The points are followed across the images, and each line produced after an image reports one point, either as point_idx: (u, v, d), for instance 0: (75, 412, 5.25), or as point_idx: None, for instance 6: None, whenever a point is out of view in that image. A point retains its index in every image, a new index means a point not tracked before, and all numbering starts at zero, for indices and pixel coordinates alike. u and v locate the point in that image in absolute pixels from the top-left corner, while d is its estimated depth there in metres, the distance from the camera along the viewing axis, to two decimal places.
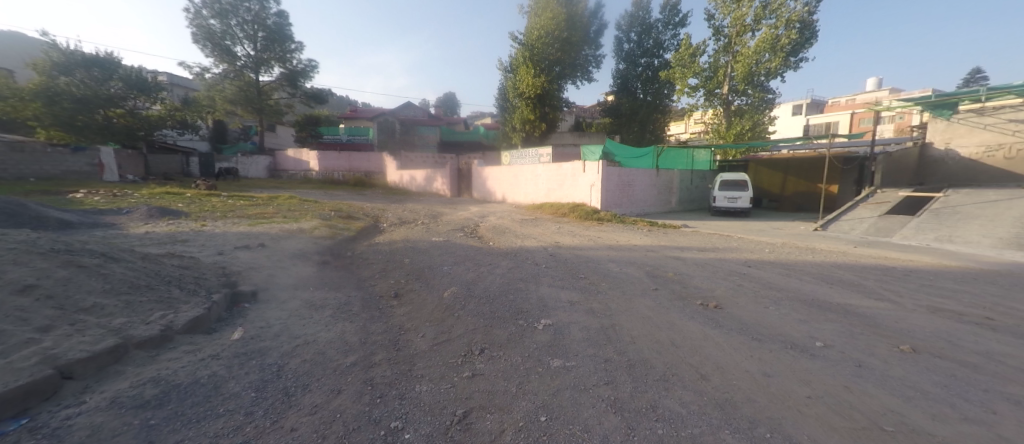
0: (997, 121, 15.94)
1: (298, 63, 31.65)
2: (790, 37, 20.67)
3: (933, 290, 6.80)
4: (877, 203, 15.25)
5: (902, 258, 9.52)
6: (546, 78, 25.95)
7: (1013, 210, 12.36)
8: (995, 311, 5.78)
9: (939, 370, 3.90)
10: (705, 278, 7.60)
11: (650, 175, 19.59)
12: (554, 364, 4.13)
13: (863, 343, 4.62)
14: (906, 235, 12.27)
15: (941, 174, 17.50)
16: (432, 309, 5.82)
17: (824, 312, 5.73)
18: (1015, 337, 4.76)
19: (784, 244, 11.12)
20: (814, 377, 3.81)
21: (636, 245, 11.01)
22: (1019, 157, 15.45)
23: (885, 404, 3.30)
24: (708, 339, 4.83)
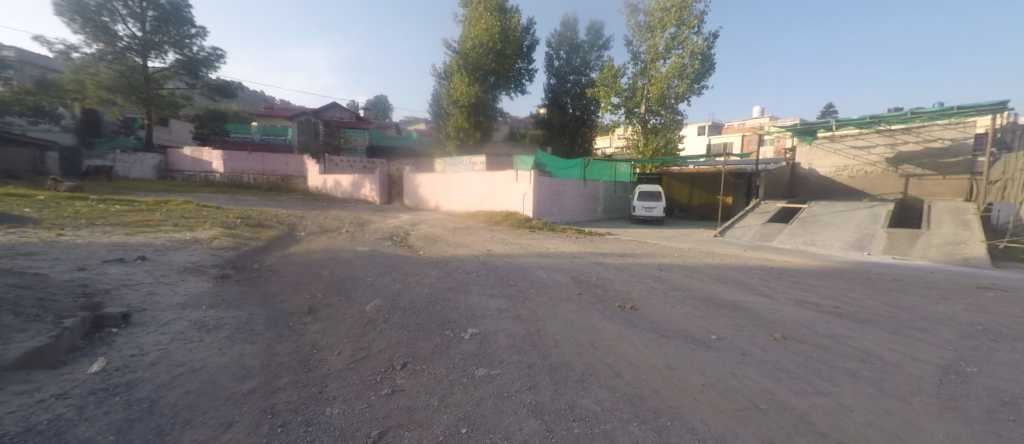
0: (842, 147, 19.42)
1: (199, 51, 28.34)
2: (694, 67, 23.14)
3: (801, 286, 8.02)
4: (762, 212, 17.65)
5: (780, 259, 11.11)
6: (480, 88, 26.18)
7: (855, 218, 15.11)
8: (843, 301, 6.97)
9: (802, 353, 4.59)
10: (625, 282, 8.12)
11: (577, 185, 20.57)
12: (478, 374, 4.13)
13: (748, 334, 5.28)
14: (782, 240, 14.33)
15: (807, 189, 20.60)
16: (351, 324, 5.50)
17: (719, 308, 6.45)
18: (854, 322, 5.78)
19: (690, 249, 12.37)
20: (708, 367, 4.27)
21: (563, 252, 11.43)
22: (860, 176, 19.02)
23: (761, 385, 3.80)
24: (619, 338, 5.18)
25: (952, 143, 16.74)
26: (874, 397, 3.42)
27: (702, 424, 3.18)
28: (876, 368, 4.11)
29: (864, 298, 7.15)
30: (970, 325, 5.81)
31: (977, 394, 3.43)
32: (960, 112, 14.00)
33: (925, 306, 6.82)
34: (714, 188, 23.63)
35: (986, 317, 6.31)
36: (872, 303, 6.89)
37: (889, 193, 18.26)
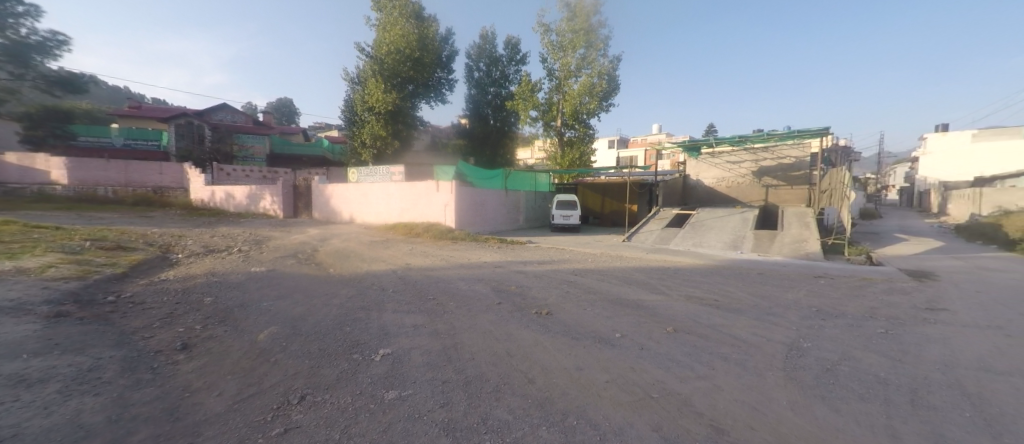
0: (720, 162, 22.53)
1: (29, 32, 22.50)
2: (603, 85, 24.92)
3: (691, 283, 9.05)
4: (661, 219, 19.61)
5: (676, 260, 12.44)
6: (398, 95, 25.11)
7: (732, 222, 17.57)
8: (722, 295, 8.01)
9: (689, 343, 5.16)
10: (541, 289, 8.38)
11: (499, 195, 20.75)
12: (387, 397, 3.91)
13: (646, 330, 5.79)
14: (678, 242, 16.06)
15: (696, 198, 23.38)
16: (238, 358, 4.84)
17: (624, 308, 6.97)
18: (730, 312, 6.67)
19: (602, 254, 13.21)
20: (611, 364, 4.58)
21: (483, 262, 11.42)
22: (734, 186, 22.17)
23: (655, 376, 4.18)
24: (531, 345, 5.31)
25: (796, 160, 20.53)
26: (739, 375, 3.96)
27: (603, 419, 3.38)
28: (742, 349, 4.78)
29: (738, 291, 8.30)
30: (810, 308, 7.09)
31: (810, 364, 4.17)
32: (802, 135, 17.14)
33: (781, 295, 8.14)
34: (620, 197, 25.61)
35: (822, 301, 7.73)
36: (744, 294, 8.04)
37: (756, 200, 21.63)
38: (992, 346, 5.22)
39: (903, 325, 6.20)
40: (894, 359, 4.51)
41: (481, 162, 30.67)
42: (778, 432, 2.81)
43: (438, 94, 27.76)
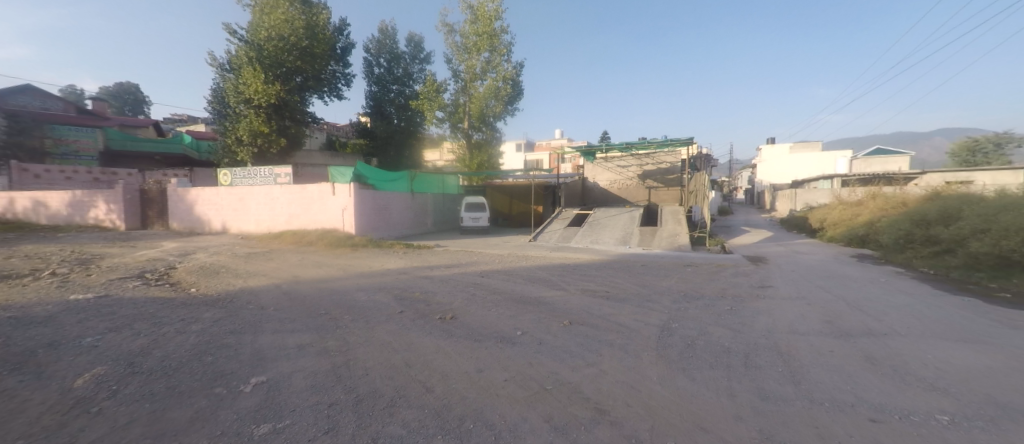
0: (612, 166, 24.62)
1: None
2: (507, 90, 25.10)
3: (586, 277, 9.64)
4: (563, 218, 20.65)
5: (574, 256, 13.17)
6: (282, 88, 21.42)
7: (623, 219, 19.27)
8: (613, 286, 8.68)
9: (583, 333, 5.46)
10: (445, 293, 8.15)
11: (405, 198, 19.66)
12: (258, 433, 3.34)
13: (546, 325, 5.97)
14: (578, 240, 17.06)
15: (593, 199, 25.16)
16: (41, 413, 3.72)
17: (526, 305, 7.11)
18: (618, 302, 7.24)
19: (509, 254, 13.36)
20: (511, 362, 4.61)
21: (384, 270, 10.67)
22: (624, 188, 24.41)
23: (550, 368, 4.32)
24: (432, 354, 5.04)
25: (671, 165, 23.41)
26: (620, 358, 4.30)
27: (499, 418, 3.36)
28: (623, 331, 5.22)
29: (627, 282, 9.08)
30: (680, 292, 8.08)
31: (676, 342, 4.70)
32: (675, 143, 19.60)
33: (659, 283, 9.13)
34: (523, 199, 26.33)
35: (691, 286, 8.86)
36: (629, 284, 8.84)
37: (641, 201, 24.06)
38: (802, 313, 6.53)
39: (746, 302, 7.42)
40: (738, 331, 5.35)
41: (383, 164, 28.68)
42: (649, 398, 3.11)
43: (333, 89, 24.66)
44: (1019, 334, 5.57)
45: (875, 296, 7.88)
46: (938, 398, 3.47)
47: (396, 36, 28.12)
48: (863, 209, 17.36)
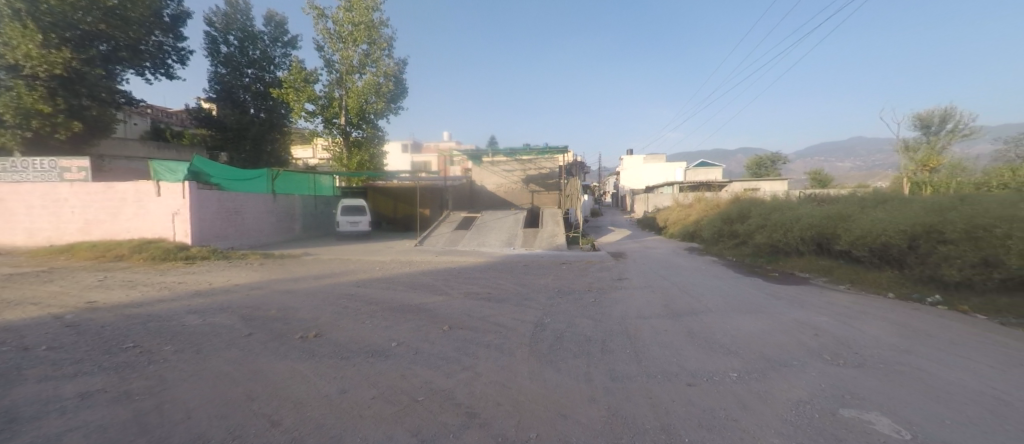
0: (496, 170, 24.85)
1: None
2: (389, 87, 23.70)
3: (469, 279, 9.62)
4: (449, 221, 20.45)
5: (459, 259, 13.01)
6: (77, 56, 15.87)
7: (507, 221, 19.83)
8: (494, 287, 8.83)
9: (459, 338, 5.43)
10: (311, 307, 7.29)
11: (265, 200, 17.28)
12: None
13: (422, 332, 5.78)
14: (464, 243, 16.99)
15: (480, 203, 25.24)
16: None
17: (404, 314, 6.78)
18: (497, 302, 7.39)
19: (389, 261, 12.58)
20: (381, 376, 4.31)
21: (234, 286, 9.03)
22: (510, 191, 24.86)
23: (423, 377, 4.17)
24: (289, 371, 4.40)
25: (550, 170, 24.51)
26: (495, 354, 4.41)
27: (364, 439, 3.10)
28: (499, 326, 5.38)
29: (507, 282, 9.33)
30: (554, 289, 8.67)
31: (545, 335, 5.01)
32: (551, 150, 21.03)
33: (537, 281, 9.60)
34: (406, 202, 25.29)
35: (564, 282, 9.54)
36: (508, 284, 9.10)
37: (525, 204, 24.83)
38: (649, 300, 7.59)
39: (608, 294, 8.30)
40: (597, 321, 5.98)
41: (237, 160, 24.69)
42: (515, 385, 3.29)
43: (160, 65, 20.06)
44: (786, 303, 7.39)
45: (699, 282, 9.61)
46: (734, 360, 4.41)
47: (249, 12, 24.30)
48: (691, 210, 20.94)
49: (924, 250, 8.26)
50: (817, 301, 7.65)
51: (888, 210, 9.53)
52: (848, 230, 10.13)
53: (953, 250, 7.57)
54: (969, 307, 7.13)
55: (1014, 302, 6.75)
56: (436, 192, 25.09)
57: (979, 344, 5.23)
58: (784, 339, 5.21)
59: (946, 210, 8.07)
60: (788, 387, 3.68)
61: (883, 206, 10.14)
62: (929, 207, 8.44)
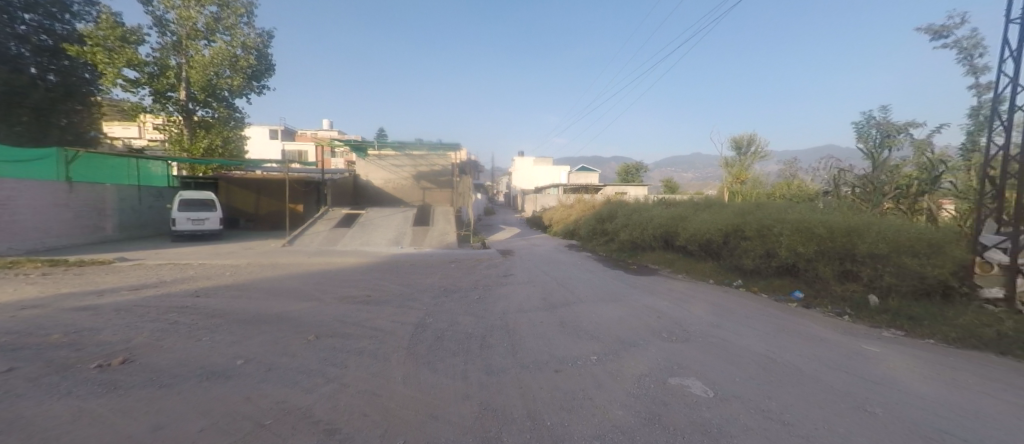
0: (386, 164, 23.67)
1: None
2: (248, 61, 20.11)
3: (346, 279, 8.80)
4: (328, 219, 18.73)
5: (336, 260, 11.81)
6: None
7: (396, 219, 18.82)
8: (374, 286, 8.22)
9: None
10: (136, 310, 5.87)
11: (56, 190, 13.53)
12: None
13: None
14: (345, 243, 15.69)
15: (365, 198, 23.74)
16: None
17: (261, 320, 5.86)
18: (376, 300, 6.89)
19: (247, 265, 10.84)
20: None
21: (5, 301, 6.71)
22: (400, 188, 23.82)
23: None
24: (87, 373, 3.27)
25: (443, 168, 23.73)
26: (369, 348, 4.12)
27: None
28: (377, 325, 5.07)
29: (389, 282, 8.79)
30: (439, 289, 8.46)
31: (426, 335, 4.89)
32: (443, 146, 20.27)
33: (423, 281, 9.31)
34: (275, 195, 22.38)
35: (450, 281, 9.43)
36: (392, 284, 8.64)
37: (416, 201, 23.93)
38: (530, 295, 7.97)
39: (493, 290, 8.47)
40: (479, 318, 6.05)
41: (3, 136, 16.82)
42: (387, 388, 3.13)
43: None
44: (641, 292, 8.46)
45: (575, 276, 10.42)
46: (596, 344, 4.90)
47: None
48: (571, 210, 22.60)
49: (731, 244, 10.24)
50: (664, 289, 8.94)
51: (711, 212, 11.56)
52: (684, 229, 12.02)
53: (749, 245, 9.57)
54: (758, 288, 9.13)
55: (785, 283, 8.81)
56: (313, 185, 22.66)
57: (768, 317, 6.71)
58: (637, 323, 5.98)
59: (745, 215, 10.17)
60: (635, 365, 4.25)
61: (710, 209, 12.24)
62: (738, 212, 10.56)
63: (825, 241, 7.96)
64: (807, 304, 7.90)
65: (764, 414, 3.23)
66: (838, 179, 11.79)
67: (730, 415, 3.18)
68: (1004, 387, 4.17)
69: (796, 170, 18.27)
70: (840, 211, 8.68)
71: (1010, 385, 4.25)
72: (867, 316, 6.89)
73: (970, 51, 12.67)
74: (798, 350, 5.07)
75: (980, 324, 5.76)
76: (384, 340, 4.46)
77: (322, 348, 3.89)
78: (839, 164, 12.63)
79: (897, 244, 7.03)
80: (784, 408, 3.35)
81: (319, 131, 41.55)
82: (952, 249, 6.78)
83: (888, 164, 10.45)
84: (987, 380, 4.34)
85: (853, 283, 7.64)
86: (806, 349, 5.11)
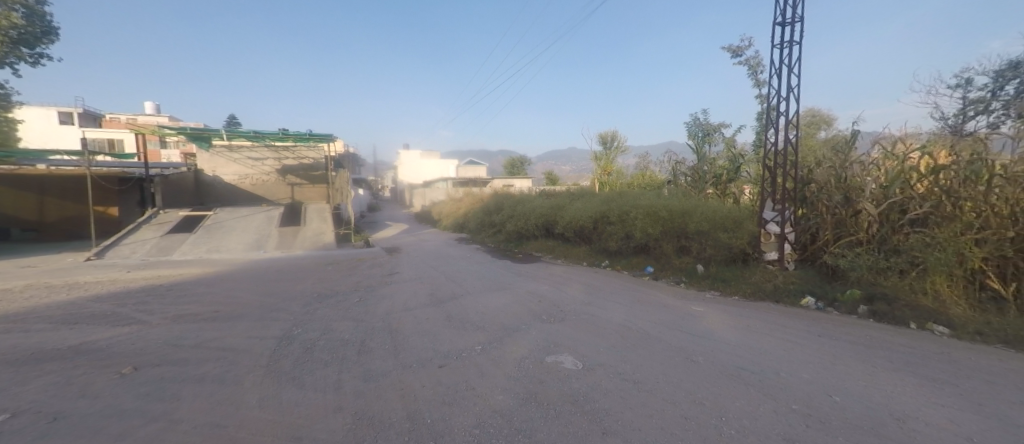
0: (240, 157, 20.51)
1: None
2: (10, 21, 14.43)
3: (186, 293, 7.33)
4: (160, 223, 15.43)
5: (172, 273, 9.74)
6: None
7: (257, 221, 16.36)
8: (225, 299, 7.01)
9: None
10: None
11: None
12: None
13: None
14: (185, 251, 13.07)
15: (213, 196, 20.20)
16: None
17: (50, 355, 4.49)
18: (226, 314, 5.86)
19: (27, 287, 8.21)
20: None
21: None
22: (259, 184, 20.82)
23: None
24: None
25: (314, 161, 21.39)
26: (213, 373, 3.47)
27: None
28: (228, 344, 4.33)
29: (245, 293, 7.58)
30: (310, 295, 7.61)
31: (292, 348, 4.35)
32: (313, 138, 18.24)
33: (291, 287, 8.30)
34: (75, 195, 17.50)
35: (325, 285, 8.59)
36: (250, 294, 7.50)
37: (283, 199, 21.17)
38: (416, 291, 7.72)
39: (375, 291, 7.97)
40: (359, 321, 5.64)
41: None
42: (237, 415, 2.69)
43: None
44: (525, 279, 8.86)
45: (462, 269, 10.43)
46: (481, 334, 4.96)
47: None
48: (460, 204, 22.59)
49: (600, 229, 11.38)
50: (545, 274, 9.52)
51: (583, 201, 12.63)
52: (562, 218, 12.94)
53: (613, 229, 10.75)
54: (620, 267, 10.31)
55: (641, 259, 10.08)
56: (135, 182, 18.31)
57: (630, 292, 7.63)
58: (520, 309, 6.23)
59: (610, 203, 11.36)
60: (516, 349, 4.42)
61: (583, 198, 13.34)
62: (603, 200, 11.77)
63: (666, 221, 9.41)
64: (656, 276, 9.22)
65: (623, 377, 3.65)
66: (675, 170, 13.73)
67: (595, 382, 3.53)
68: (786, 329, 5.43)
69: (647, 162, 20.90)
70: (678, 196, 10.22)
71: (790, 326, 5.55)
72: (696, 282, 8.35)
73: (756, 68, 16.13)
74: (652, 317, 5.86)
75: (766, 280, 7.47)
76: (235, 360, 3.83)
77: (146, 381, 3.17)
78: (676, 156, 14.73)
79: (716, 221, 8.71)
80: (638, 370, 3.83)
81: (145, 117, 33.79)
82: (748, 224, 8.54)
83: (708, 157, 12.65)
84: (777, 325, 5.61)
85: (687, 255, 9.16)
86: (658, 316, 5.95)
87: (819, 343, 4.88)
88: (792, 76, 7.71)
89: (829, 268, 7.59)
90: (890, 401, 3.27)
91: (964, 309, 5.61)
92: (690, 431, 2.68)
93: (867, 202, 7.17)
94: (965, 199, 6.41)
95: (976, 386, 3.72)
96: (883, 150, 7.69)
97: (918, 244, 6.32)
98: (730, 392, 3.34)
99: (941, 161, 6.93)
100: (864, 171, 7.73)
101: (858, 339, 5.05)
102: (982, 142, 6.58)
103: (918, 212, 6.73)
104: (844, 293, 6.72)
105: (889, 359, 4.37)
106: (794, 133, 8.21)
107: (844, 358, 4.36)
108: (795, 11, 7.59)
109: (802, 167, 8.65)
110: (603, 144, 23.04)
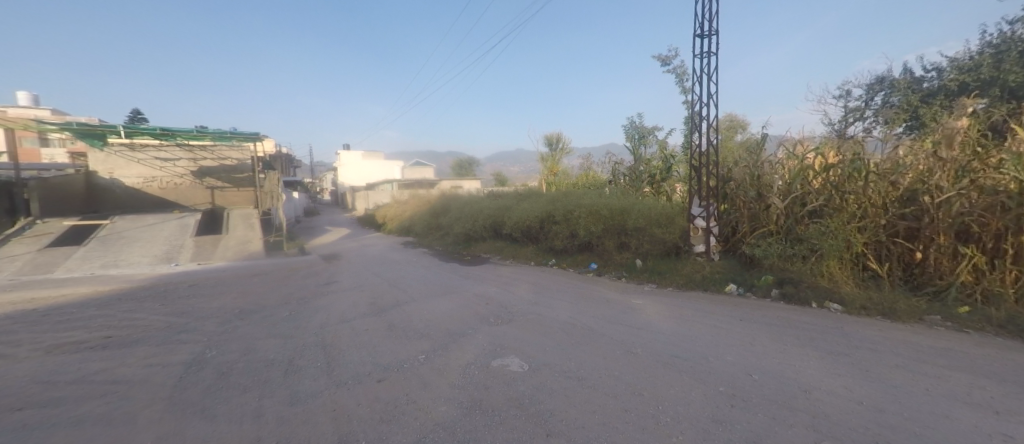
0: (145, 157, 18.21)
1: None
2: None
3: (66, 318, 6.26)
4: (36, 236, 13.23)
5: (52, 293, 8.35)
6: None
7: (165, 229, 14.54)
8: (123, 321, 6.12)
9: None
10: None
11: None
12: None
13: None
14: (70, 268, 11.30)
15: (112, 202, 17.78)
16: None
17: None
18: (117, 341, 5.04)
19: None
20: None
21: None
22: (170, 187, 18.64)
23: None
24: None
25: (238, 162, 19.36)
26: (99, 411, 2.95)
27: None
28: (120, 375, 3.74)
29: (146, 313, 6.65)
30: (230, 311, 6.89)
31: (203, 374, 3.84)
32: (235, 137, 16.60)
33: (206, 304, 7.44)
34: None
35: (247, 299, 7.81)
36: (154, 314, 6.61)
37: (200, 204, 19.14)
38: (354, 301, 7.28)
39: (308, 303, 7.38)
40: (287, 337, 5.17)
41: None
42: None
43: None
44: (470, 282, 8.68)
45: (404, 274, 10.03)
46: (425, 342, 4.75)
47: None
48: (404, 206, 21.86)
49: (546, 229, 11.53)
50: (491, 275, 9.45)
51: (528, 202, 12.72)
52: (508, 218, 12.95)
53: (558, 229, 10.90)
54: (566, 265, 10.52)
55: (585, 257, 10.34)
56: None
57: (575, 289, 7.77)
58: (465, 312, 6.07)
59: (555, 203, 11.53)
60: (461, 355, 4.27)
61: (529, 198, 13.46)
62: (548, 201, 11.93)
63: (608, 219, 9.76)
64: (600, 272, 9.50)
65: (568, 375, 3.64)
66: (615, 171, 14.27)
67: (539, 384, 3.47)
68: (716, 315, 5.79)
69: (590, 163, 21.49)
70: (618, 195, 10.62)
71: (718, 313, 5.92)
72: (635, 276, 8.69)
73: (683, 76, 17.19)
74: (596, 313, 5.97)
75: (695, 271, 7.94)
76: (129, 395, 3.30)
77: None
78: (615, 157, 15.29)
79: (652, 217, 9.15)
80: (583, 367, 3.85)
81: (17, 109, 28.84)
82: (679, 219, 9.05)
83: (644, 158, 13.25)
84: (708, 313, 5.96)
85: (626, 251, 9.53)
86: (601, 311, 6.08)
87: (742, 326, 5.24)
88: (711, 83, 8.26)
89: (747, 257, 8.24)
90: (800, 375, 3.57)
91: (852, 287, 6.32)
92: (630, 423, 2.70)
93: (775, 198, 7.87)
94: (850, 193, 7.23)
95: (865, 354, 4.18)
96: (787, 151, 8.41)
97: (816, 233, 7.04)
98: (667, 382, 3.43)
99: (831, 160, 7.75)
100: (773, 169, 8.50)
101: (774, 320, 5.50)
102: (860, 143, 7.41)
103: (815, 204, 7.50)
104: (760, 279, 7.32)
105: (798, 336, 4.80)
106: (714, 136, 8.83)
107: (762, 339, 4.71)
108: (711, 24, 8.14)
109: (722, 166, 9.33)
110: (549, 146, 23.27)
